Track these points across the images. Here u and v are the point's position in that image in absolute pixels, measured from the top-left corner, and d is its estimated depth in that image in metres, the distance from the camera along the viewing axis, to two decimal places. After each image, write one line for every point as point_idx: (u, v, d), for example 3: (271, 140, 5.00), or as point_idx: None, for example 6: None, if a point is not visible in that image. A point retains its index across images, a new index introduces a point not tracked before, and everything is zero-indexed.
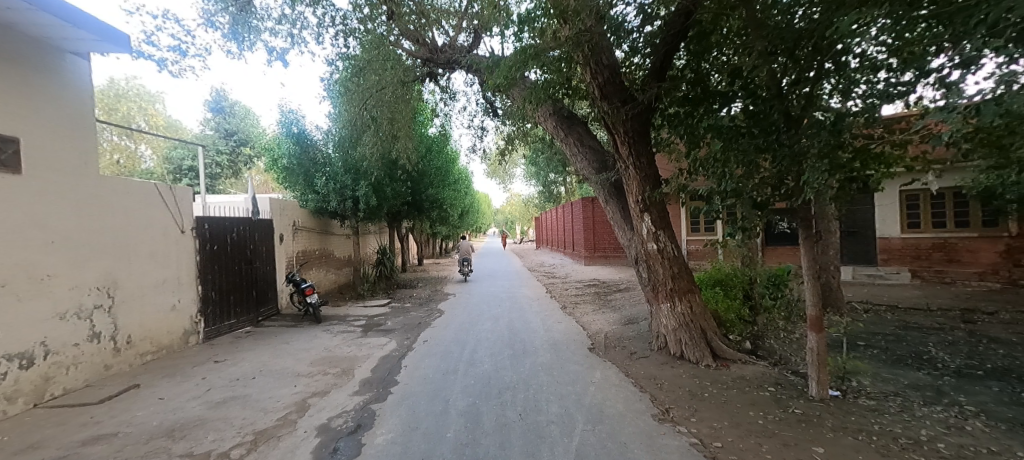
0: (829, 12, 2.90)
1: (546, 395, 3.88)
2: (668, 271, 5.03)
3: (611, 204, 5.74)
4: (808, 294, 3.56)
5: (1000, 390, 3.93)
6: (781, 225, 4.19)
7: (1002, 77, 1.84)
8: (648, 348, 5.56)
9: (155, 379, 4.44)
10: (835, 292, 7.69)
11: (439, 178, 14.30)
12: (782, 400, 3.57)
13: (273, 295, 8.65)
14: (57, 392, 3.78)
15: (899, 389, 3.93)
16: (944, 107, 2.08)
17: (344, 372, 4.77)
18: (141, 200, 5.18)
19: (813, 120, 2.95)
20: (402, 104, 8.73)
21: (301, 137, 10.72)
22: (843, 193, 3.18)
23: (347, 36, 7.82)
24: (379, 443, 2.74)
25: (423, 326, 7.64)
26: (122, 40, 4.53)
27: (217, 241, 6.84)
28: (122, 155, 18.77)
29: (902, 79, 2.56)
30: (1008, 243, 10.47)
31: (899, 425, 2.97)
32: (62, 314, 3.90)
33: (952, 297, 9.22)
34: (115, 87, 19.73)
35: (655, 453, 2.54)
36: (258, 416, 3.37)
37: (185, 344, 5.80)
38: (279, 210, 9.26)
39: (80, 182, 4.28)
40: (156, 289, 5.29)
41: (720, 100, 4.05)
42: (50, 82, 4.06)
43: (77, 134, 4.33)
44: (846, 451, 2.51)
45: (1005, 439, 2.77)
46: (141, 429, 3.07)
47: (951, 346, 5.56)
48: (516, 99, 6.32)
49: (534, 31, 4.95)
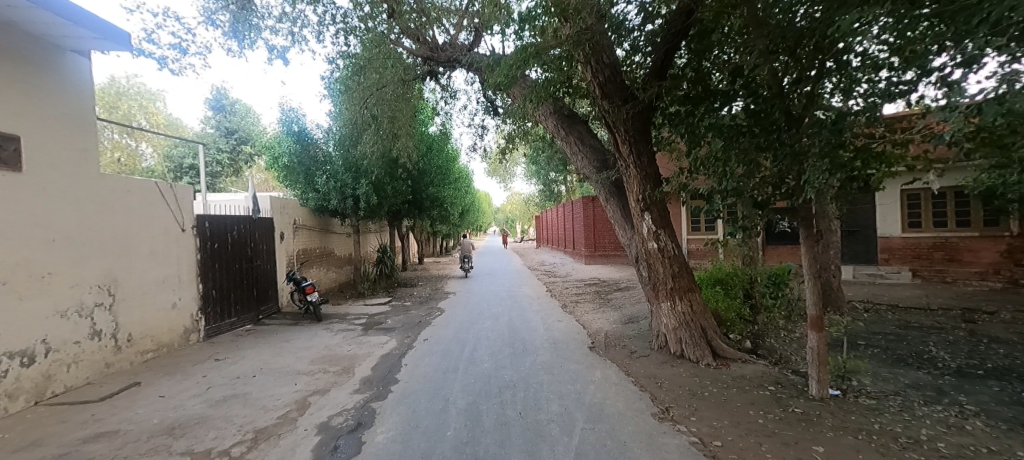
0: (831, 10, 2.82)
1: (547, 394, 3.88)
2: (668, 270, 5.03)
3: (611, 203, 5.74)
4: (808, 294, 3.55)
5: (1000, 390, 3.93)
6: (781, 224, 4.19)
7: (1003, 76, 1.84)
8: (648, 347, 5.57)
9: (155, 377, 4.45)
10: (835, 291, 7.69)
11: (439, 177, 14.29)
12: (781, 399, 3.57)
13: (273, 294, 8.65)
14: (58, 389, 3.79)
15: (899, 389, 3.93)
16: (946, 107, 2.08)
17: (344, 371, 4.78)
18: (142, 198, 5.18)
19: (813, 119, 2.93)
20: (402, 102, 8.71)
21: (301, 135, 10.71)
22: (844, 192, 3.19)
23: (347, 34, 7.82)
24: (379, 442, 2.74)
25: (424, 324, 7.65)
26: (123, 38, 4.53)
27: (218, 240, 6.84)
28: (122, 154, 18.76)
29: (903, 78, 2.55)
30: (1009, 242, 10.45)
31: (899, 425, 2.97)
32: (63, 312, 3.90)
33: (953, 297, 9.21)
34: (115, 86, 19.73)
35: (655, 453, 2.54)
36: (258, 414, 3.37)
37: (185, 342, 5.80)
38: (279, 209, 9.25)
39: (80, 181, 4.28)
40: (157, 287, 5.30)
41: (721, 99, 4.03)
42: (50, 80, 4.05)
43: (77, 132, 4.33)
44: (846, 450, 2.51)
45: (1006, 438, 2.77)
46: (141, 427, 3.07)
47: (952, 346, 5.55)
48: (517, 97, 6.31)
49: (534, 29, 4.96)
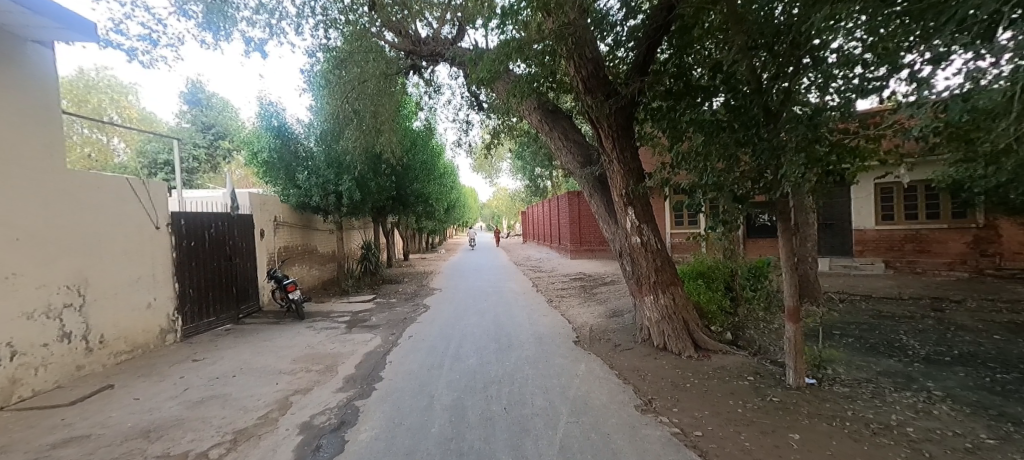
0: (806, 7, 2.86)
1: (532, 388, 3.91)
2: (652, 264, 5.07)
3: (595, 197, 5.78)
4: (785, 285, 3.61)
5: (966, 376, 4.10)
6: (761, 218, 4.24)
7: (968, 73, 1.90)
8: (632, 340, 5.63)
9: (131, 379, 4.33)
10: (813, 283, 7.89)
11: (425, 172, 14.17)
12: (760, 389, 3.66)
13: (254, 291, 8.49)
14: (25, 394, 3.65)
15: (872, 376, 4.07)
16: (914, 103, 2.15)
17: (328, 369, 4.72)
18: (113, 195, 4.99)
19: (790, 114, 2.95)
20: (384, 97, 8.54)
21: (281, 130, 10.45)
22: (820, 186, 3.26)
23: (327, 27, 7.67)
24: (363, 440, 2.71)
25: (409, 321, 7.59)
26: (88, 28, 4.34)
27: (194, 237, 6.65)
28: (93, 149, 18.25)
29: (877, 73, 2.58)
30: (975, 233, 10.91)
31: (870, 411, 3.08)
32: (29, 314, 3.75)
33: (923, 287, 9.56)
34: (84, 78, 18.89)
35: (636, 443, 2.58)
36: (238, 414, 3.32)
37: (162, 343, 5.66)
38: (259, 205, 9.03)
39: (46, 176, 4.10)
40: (131, 286, 5.14)
41: (703, 94, 4.06)
42: (9, 72, 3.85)
43: (43, 128, 4.15)
44: (821, 436, 2.59)
45: (970, 422, 2.89)
46: (114, 431, 2.99)
47: (921, 334, 5.77)
48: (500, 92, 6.29)
49: (518, 24, 4.81)
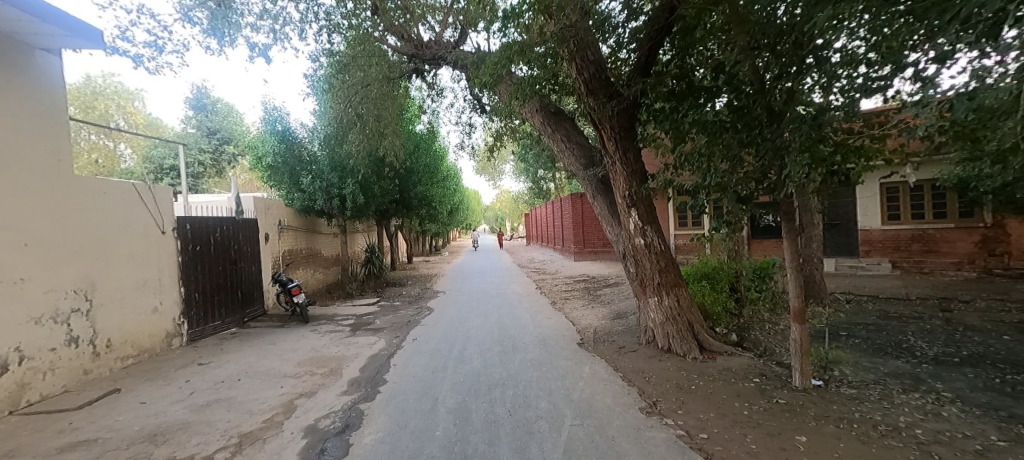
0: (809, 7, 2.85)
1: (536, 390, 3.90)
2: (656, 265, 5.06)
3: (598, 199, 5.78)
4: (790, 286, 3.58)
5: (975, 376, 4.06)
6: (765, 219, 4.22)
7: (973, 71, 1.88)
8: (637, 342, 5.61)
9: (137, 383, 4.36)
10: (819, 284, 7.83)
11: (428, 175, 14.20)
12: (766, 390, 3.63)
13: (259, 295, 8.53)
14: (33, 398, 3.68)
15: (880, 377, 4.03)
16: (918, 102, 2.13)
17: (332, 372, 4.73)
18: (117, 199, 5.02)
19: (794, 114, 2.94)
20: (387, 101, 8.57)
21: (285, 134, 10.53)
22: (825, 186, 3.24)
23: (331, 32, 7.72)
24: (368, 443, 2.72)
25: (412, 324, 7.59)
26: (95, 36, 4.40)
27: (200, 242, 6.70)
28: (99, 155, 18.46)
29: (880, 73, 2.56)
30: (983, 233, 10.83)
31: (877, 413, 3.04)
32: (38, 319, 3.79)
33: (931, 287, 9.46)
34: (91, 84, 19.13)
35: (642, 446, 2.57)
36: (243, 418, 3.33)
37: (167, 347, 5.69)
38: (263, 209, 9.08)
39: (53, 182, 4.15)
40: (137, 290, 5.18)
41: (705, 95, 4.06)
42: (17, 79, 3.90)
43: (50, 134, 4.20)
44: (828, 438, 2.57)
45: (980, 424, 2.85)
46: (120, 435, 3.00)
47: (929, 335, 5.71)
48: (503, 95, 6.31)
49: (520, 27, 4.83)
